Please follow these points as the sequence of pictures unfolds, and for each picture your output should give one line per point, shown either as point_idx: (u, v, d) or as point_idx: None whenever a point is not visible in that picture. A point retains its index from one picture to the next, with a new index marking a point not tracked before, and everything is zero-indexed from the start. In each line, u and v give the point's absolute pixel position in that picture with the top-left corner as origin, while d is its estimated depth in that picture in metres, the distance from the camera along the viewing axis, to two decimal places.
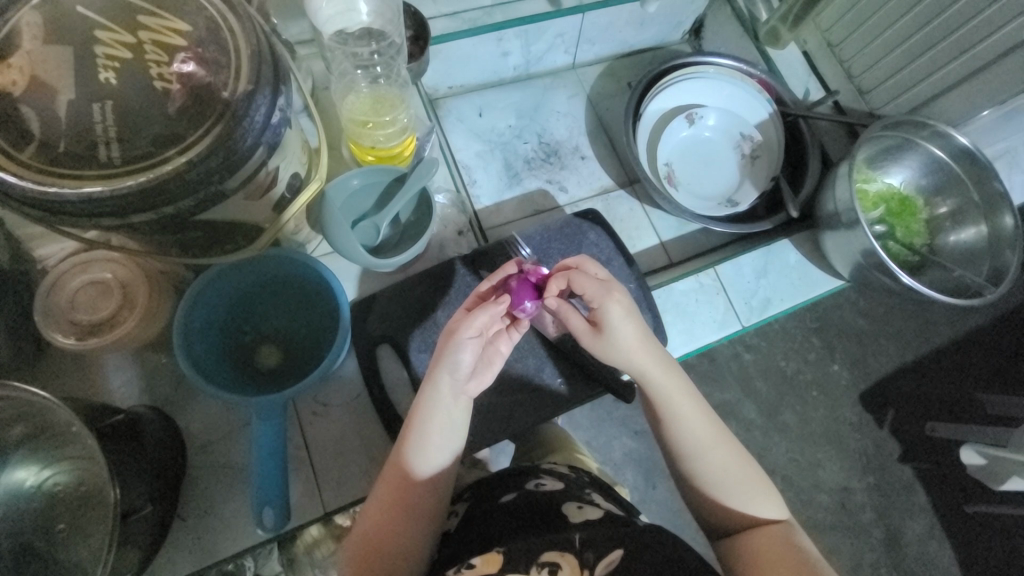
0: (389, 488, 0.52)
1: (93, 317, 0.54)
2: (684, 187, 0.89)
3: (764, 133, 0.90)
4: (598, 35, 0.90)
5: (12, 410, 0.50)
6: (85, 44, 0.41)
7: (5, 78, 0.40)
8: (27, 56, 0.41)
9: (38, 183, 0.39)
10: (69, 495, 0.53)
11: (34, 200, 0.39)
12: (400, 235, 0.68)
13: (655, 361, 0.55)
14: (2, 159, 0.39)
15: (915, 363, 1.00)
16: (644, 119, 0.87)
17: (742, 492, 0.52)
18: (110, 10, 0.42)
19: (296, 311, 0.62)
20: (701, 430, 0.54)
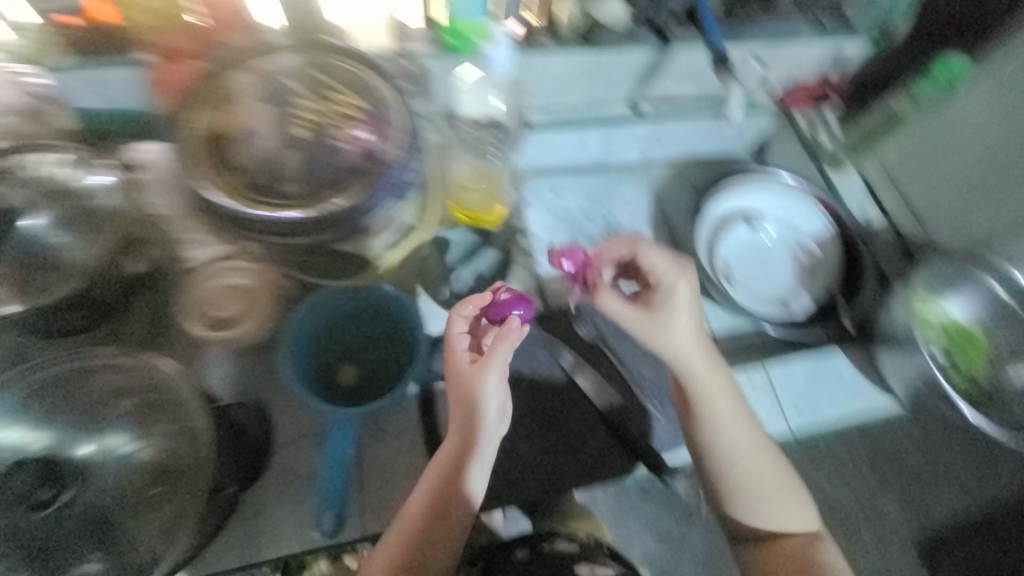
0: (431, 495, 0.57)
1: (221, 314, 0.67)
2: (740, 285, 0.93)
3: (822, 247, 0.94)
4: (671, 141, 1.01)
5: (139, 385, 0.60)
6: (291, 110, 0.58)
7: (230, 125, 0.56)
8: (252, 115, 0.57)
9: (240, 203, 0.53)
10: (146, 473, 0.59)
11: (232, 214, 0.53)
12: (480, 287, 0.77)
13: (692, 352, 0.65)
14: (223, 184, 0.54)
15: (985, 519, 0.85)
16: (706, 219, 0.94)
17: (773, 500, 0.65)
18: (315, 91, 0.59)
19: (378, 340, 0.69)
20: (735, 436, 0.65)
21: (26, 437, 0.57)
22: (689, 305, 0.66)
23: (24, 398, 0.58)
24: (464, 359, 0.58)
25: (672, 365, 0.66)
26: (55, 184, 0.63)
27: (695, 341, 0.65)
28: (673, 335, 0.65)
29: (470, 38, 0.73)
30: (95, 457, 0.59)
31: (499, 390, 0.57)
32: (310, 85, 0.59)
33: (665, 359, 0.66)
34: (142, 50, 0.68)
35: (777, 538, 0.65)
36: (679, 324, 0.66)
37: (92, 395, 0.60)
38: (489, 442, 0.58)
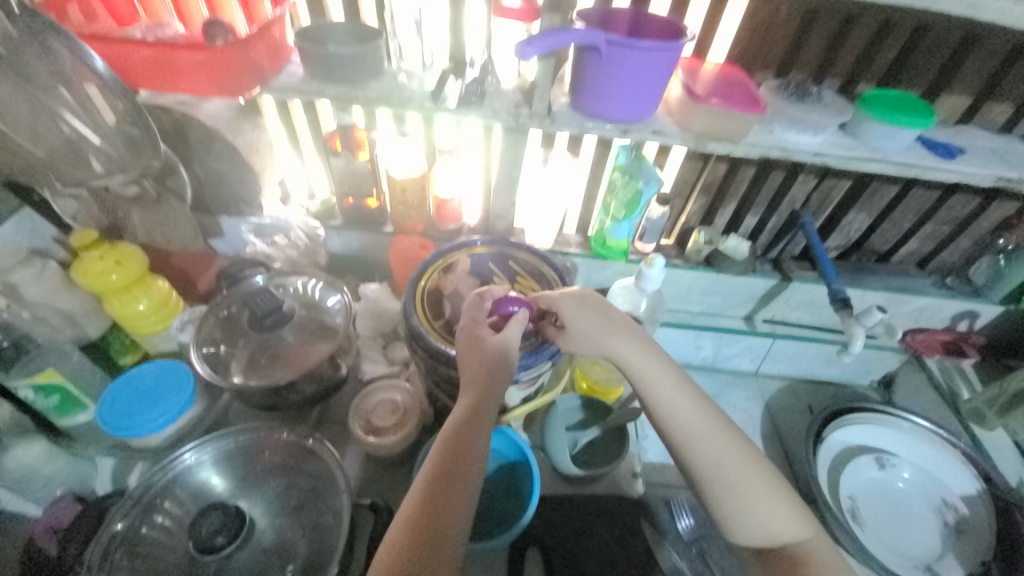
0: (446, 442, 0.56)
1: (378, 422, 0.78)
2: (871, 530, 0.84)
3: (971, 509, 0.85)
4: (785, 358, 1.07)
5: (301, 465, 0.72)
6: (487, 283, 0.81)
7: (442, 284, 0.79)
8: (458, 281, 0.80)
9: (436, 338, 0.72)
10: (266, 550, 0.66)
11: (428, 345, 0.72)
12: (589, 454, 0.83)
13: (621, 346, 0.64)
14: (427, 320, 0.74)
15: None
16: (826, 443, 0.91)
17: (765, 497, 0.55)
18: (505, 274, 0.82)
19: (497, 481, 0.77)
20: (710, 444, 0.57)
21: (223, 486, 0.71)
22: (602, 334, 0.65)
23: (229, 452, 0.73)
24: (485, 331, 0.66)
25: (605, 352, 0.65)
26: (305, 298, 0.86)
27: (607, 327, 0.65)
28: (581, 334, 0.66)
29: (616, 253, 0.97)
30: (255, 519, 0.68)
31: (505, 353, 0.63)
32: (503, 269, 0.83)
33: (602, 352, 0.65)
34: (390, 228, 1.01)
35: (781, 548, 0.54)
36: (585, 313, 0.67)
37: (269, 463, 0.73)
38: (489, 403, 0.59)
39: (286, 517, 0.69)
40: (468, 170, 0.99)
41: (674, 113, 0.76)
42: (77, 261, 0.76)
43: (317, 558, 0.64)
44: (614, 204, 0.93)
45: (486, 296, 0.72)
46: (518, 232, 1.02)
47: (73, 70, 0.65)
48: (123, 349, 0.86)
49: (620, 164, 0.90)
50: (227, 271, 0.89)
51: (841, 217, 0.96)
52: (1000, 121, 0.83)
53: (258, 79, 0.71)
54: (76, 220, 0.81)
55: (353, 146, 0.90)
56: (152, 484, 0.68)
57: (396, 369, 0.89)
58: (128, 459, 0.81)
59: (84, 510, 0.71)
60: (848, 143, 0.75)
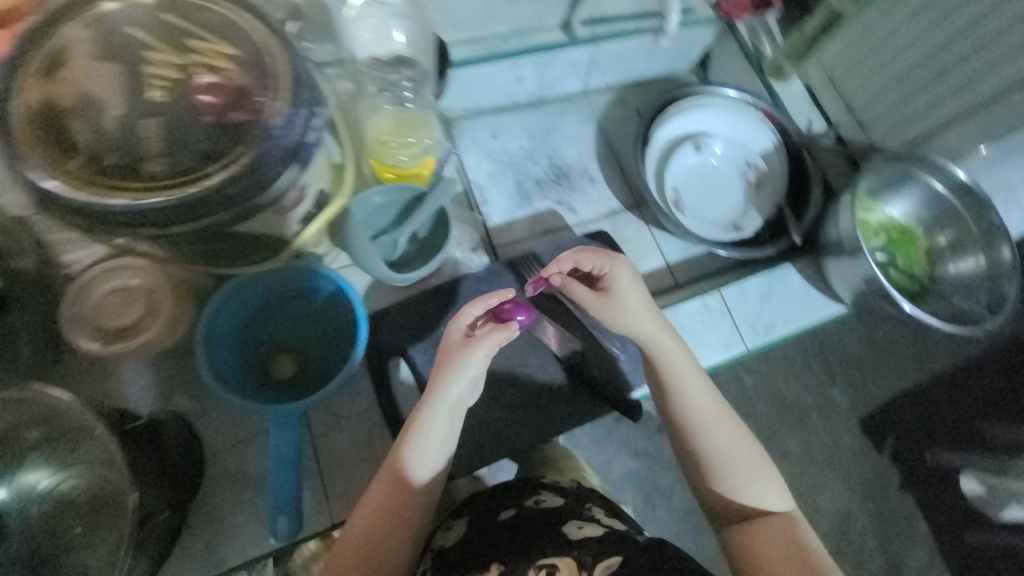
0: (385, 484, 0.52)
1: (120, 321, 0.58)
2: (690, 211, 0.91)
3: (769, 163, 0.93)
4: (609, 63, 0.93)
5: (29, 411, 0.51)
6: (129, 66, 0.45)
7: (53, 92, 0.42)
8: (76, 71, 0.43)
9: (74, 191, 0.41)
10: (70, 509, 0.52)
11: (74, 208, 0.41)
12: (417, 251, 0.69)
13: (652, 329, 0.59)
14: (48, 169, 0.41)
15: (916, 393, 1.01)
16: (653, 143, 0.90)
17: (757, 475, 0.56)
18: (157, 32, 0.46)
19: (316, 323, 0.63)
20: (704, 402, 0.58)
21: None
22: (645, 307, 0.60)
23: None
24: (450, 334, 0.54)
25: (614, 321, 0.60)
26: None
27: (648, 305, 0.60)
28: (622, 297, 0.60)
29: None
30: (1, 506, 0.51)
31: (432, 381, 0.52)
32: (152, 23, 0.46)
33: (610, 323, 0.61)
34: None
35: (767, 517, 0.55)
36: (628, 296, 0.60)
37: (3, 425, 0.51)
38: (431, 446, 0.53)
39: (55, 477, 0.52)
40: None
41: None
42: None
43: (110, 503, 0.50)
44: None
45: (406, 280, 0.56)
46: None
47: None
48: None
49: None
50: None
51: None
52: None
53: None
54: None
55: None
56: None
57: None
58: None
59: None
60: None
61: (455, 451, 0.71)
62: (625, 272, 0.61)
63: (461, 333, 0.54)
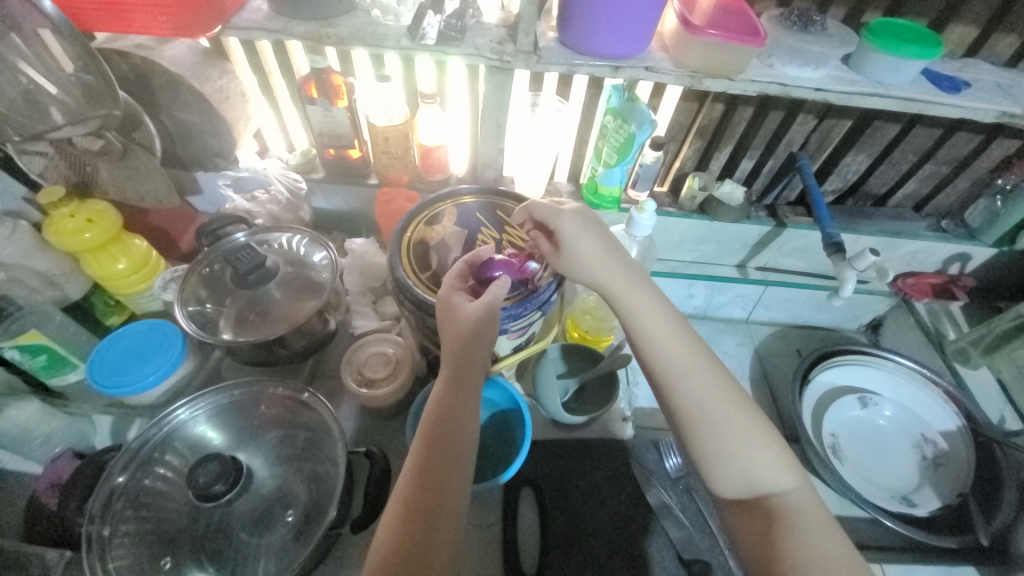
0: (432, 419, 0.59)
1: (369, 375, 0.78)
2: (851, 463, 0.88)
3: (950, 443, 0.88)
4: (776, 304, 1.08)
5: (290, 411, 0.73)
6: (474, 234, 0.78)
7: (429, 236, 0.77)
8: (443, 230, 0.78)
9: (420, 288, 0.71)
10: (272, 497, 0.68)
11: (413, 296, 0.71)
12: (581, 401, 0.85)
13: (615, 275, 0.65)
14: (413, 273, 0.73)
15: None
16: (812, 384, 0.93)
17: (732, 433, 0.57)
18: (491, 222, 0.80)
19: (493, 431, 0.78)
20: (698, 392, 0.59)
21: (221, 439, 0.72)
22: (598, 252, 0.66)
23: (217, 406, 0.74)
24: (464, 298, 0.65)
25: (603, 284, 0.66)
26: (289, 253, 0.85)
27: (600, 253, 0.66)
28: (583, 256, 0.66)
29: (607, 200, 0.95)
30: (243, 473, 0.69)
31: (483, 319, 0.62)
32: (490, 218, 0.81)
33: (599, 283, 0.66)
34: (375, 179, 0.97)
35: (762, 494, 0.56)
36: (583, 246, 0.66)
37: (267, 416, 0.74)
38: (471, 378, 0.61)
39: (295, 467, 0.70)
40: (454, 116, 0.94)
41: (668, 48, 0.71)
42: (49, 220, 0.74)
43: (318, 509, 0.66)
44: (606, 150, 0.89)
45: (473, 261, 0.71)
46: (506, 180, 0.98)
47: (19, 14, 0.60)
48: (109, 310, 0.85)
49: (613, 107, 0.86)
50: (207, 227, 0.85)
51: (839, 158, 0.93)
52: (1007, 55, 0.78)
53: (218, 18, 0.65)
54: (43, 177, 0.77)
55: (331, 93, 0.85)
56: (149, 439, 0.69)
57: (388, 324, 0.88)
58: (124, 417, 0.82)
59: (81, 466, 0.73)
60: (849, 78, 0.72)
61: None
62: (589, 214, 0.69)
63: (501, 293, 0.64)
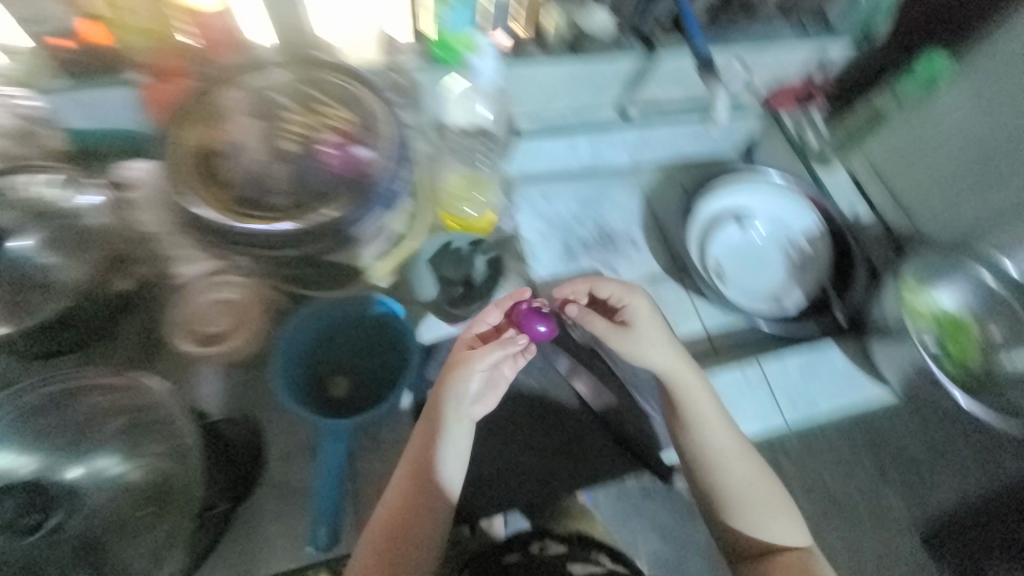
0: (404, 489, 0.59)
1: (212, 328, 0.65)
2: (733, 282, 0.94)
3: (811, 243, 0.96)
4: (659, 143, 1.02)
5: (115, 399, 0.59)
6: (275, 126, 0.61)
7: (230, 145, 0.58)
8: (237, 126, 0.60)
9: (216, 212, 0.54)
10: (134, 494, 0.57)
11: (210, 224, 0.54)
12: (471, 292, 0.74)
13: (673, 359, 0.70)
14: (203, 192, 0.55)
15: None
16: (697, 216, 0.96)
17: (771, 512, 0.68)
18: (298, 105, 0.62)
19: (373, 352, 0.68)
20: (738, 472, 0.68)
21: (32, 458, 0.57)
22: (659, 343, 0.70)
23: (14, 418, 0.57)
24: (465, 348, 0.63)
25: (631, 354, 0.71)
26: (42, 202, 0.63)
27: (662, 338, 0.70)
28: (646, 355, 0.70)
29: (457, 50, 0.76)
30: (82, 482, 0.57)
31: (453, 395, 0.60)
32: (297, 99, 0.62)
33: (632, 355, 0.71)
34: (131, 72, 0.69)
35: (783, 554, 0.66)
36: (645, 346, 0.70)
37: (91, 409, 0.59)
38: (459, 445, 0.61)
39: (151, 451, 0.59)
40: None
41: None
42: None
43: (176, 487, 0.57)
44: None
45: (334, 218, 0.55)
46: (320, 42, 0.74)
47: None
48: None
49: None
50: None
51: None
52: None
53: None
54: None
55: None
56: None
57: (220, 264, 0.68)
58: None
59: None
60: None
61: (476, 494, 0.72)
62: (641, 294, 0.72)
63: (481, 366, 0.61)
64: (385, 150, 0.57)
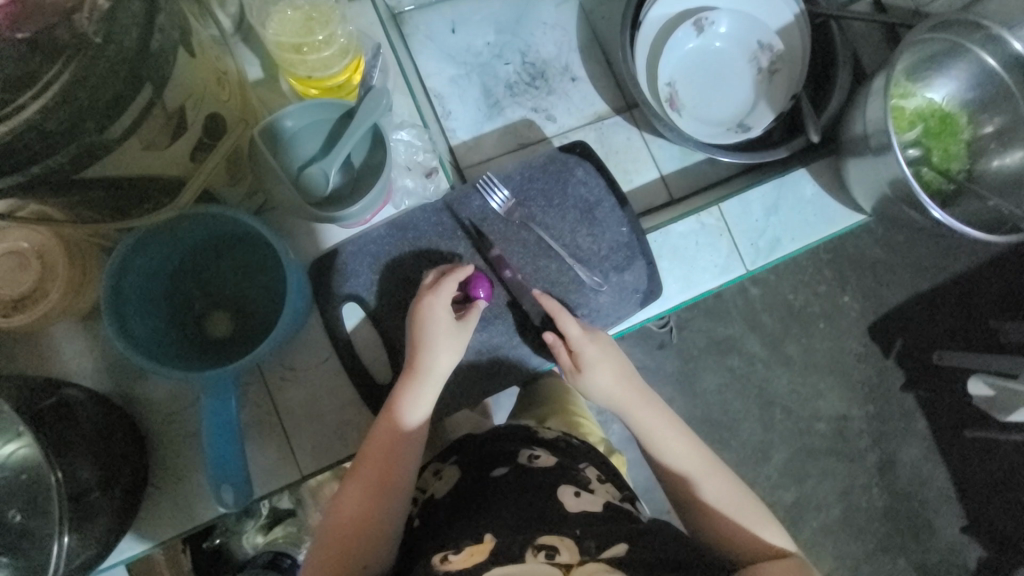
0: (373, 460, 0.53)
1: (14, 291, 0.48)
2: (688, 110, 0.78)
3: (786, 41, 0.77)
4: None
5: None
6: None
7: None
8: None
9: None
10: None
11: None
12: (353, 182, 0.56)
13: (629, 392, 0.59)
14: None
15: (929, 291, 1.05)
16: (645, 26, 0.76)
17: (748, 522, 0.53)
18: None
19: (246, 274, 0.55)
20: (716, 486, 0.55)
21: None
22: (621, 374, 0.60)
23: None
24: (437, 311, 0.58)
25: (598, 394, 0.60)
26: None
27: (624, 368, 0.60)
28: (604, 383, 0.59)
29: None
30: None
31: (434, 356, 0.57)
32: None
33: (600, 395, 0.60)
34: None
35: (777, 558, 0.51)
36: (602, 379, 0.59)
37: None
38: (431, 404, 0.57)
39: (17, 440, 0.43)
40: None
41: None
42: None
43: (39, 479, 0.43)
44: None
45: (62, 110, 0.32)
46: None
47: None
48: None
49: None
50: None
51: None
52: None
53: None
54: None
55: None
56: None
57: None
58: None
59: None
60: None
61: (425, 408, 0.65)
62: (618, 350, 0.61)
63: (462, 325, 0.59)
64: None
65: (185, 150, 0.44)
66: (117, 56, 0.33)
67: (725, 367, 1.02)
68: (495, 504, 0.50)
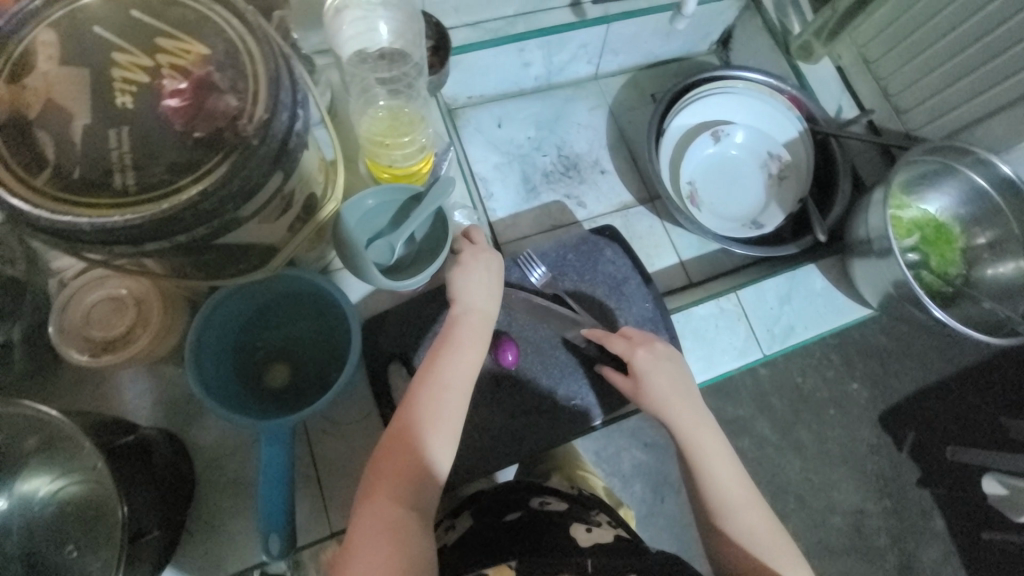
0: (402, 436, 0.51)
1: (107, 334, 0.53)
2: (707, 206, 0.87)
3: (793, 153, 0.88)
4: (623, 46, 0.91)
5: (20, 423, 0.48)
6: (97, 67, 0.40)
7: (25, 101, 0.39)
8: (45, 78, 0.39)
9: (52, 211, 0.37)
10: (77, 514, 0.50)
11: (46, 227, 0.37)
12: (415, 254, 0.64)
13: (686, 407, 0.60)
14: (20, 187, 0.37)
15: (935, 384, 1.08)
16: (668, 134, 0.87)
17: (781, 559, 0.54)
18: (132, 35, 0.41)
19: (306, 327, 0.61)
20: (753, 521, 0.55)
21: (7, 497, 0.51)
22: (676, 392, 0.61)
23: None
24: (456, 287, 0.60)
25: (657, 407, 0.61)
26: None
27: (679, 387, 0.61)
28: (658, 392, 0.61)
29: None
30: (28, 504, 0.51)
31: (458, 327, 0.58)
32: (121, 22, 0.41)
33: (658, 411, 0.61)
34: None
35: None
36: (654, 393, 0.61)
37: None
38: (463, 377, 0.55)
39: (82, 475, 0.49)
40: None
41: None
42: None
43: (104, 523, 0.48)
44: None
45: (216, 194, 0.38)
46: None
47: None
48: None
49: None
50: None
51: None
52: None
53: None
54: None
55: None
56: None
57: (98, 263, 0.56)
58: None
59: None
60: None
61: (461, 469, 0.67)
62: (677, 368, 0.62)
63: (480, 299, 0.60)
64: (265, 96, 0.40)
65: (286, 224, 0.51)
66: (263, 156, 0.40)
67: (737, 450, 1.02)
68: (509, 542, 0.52)
